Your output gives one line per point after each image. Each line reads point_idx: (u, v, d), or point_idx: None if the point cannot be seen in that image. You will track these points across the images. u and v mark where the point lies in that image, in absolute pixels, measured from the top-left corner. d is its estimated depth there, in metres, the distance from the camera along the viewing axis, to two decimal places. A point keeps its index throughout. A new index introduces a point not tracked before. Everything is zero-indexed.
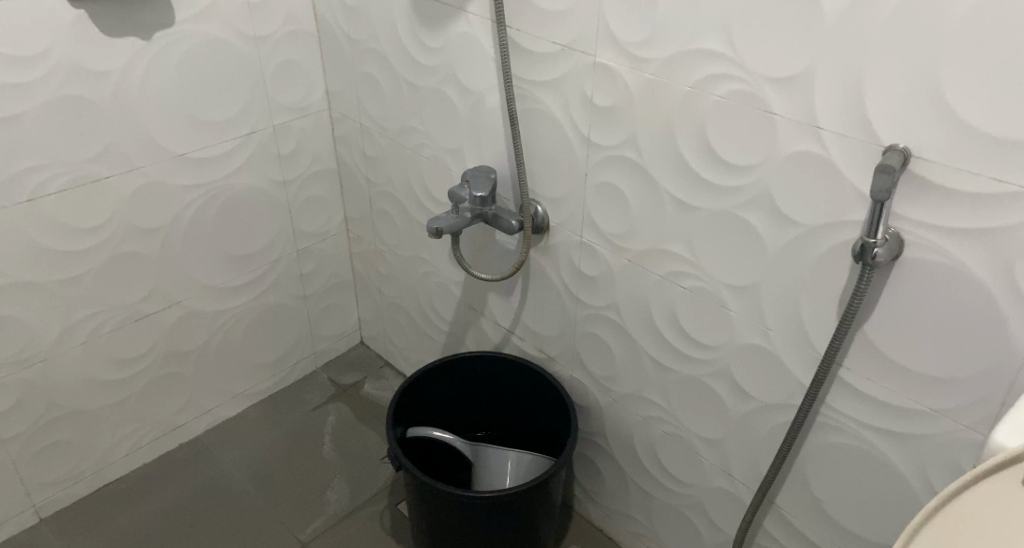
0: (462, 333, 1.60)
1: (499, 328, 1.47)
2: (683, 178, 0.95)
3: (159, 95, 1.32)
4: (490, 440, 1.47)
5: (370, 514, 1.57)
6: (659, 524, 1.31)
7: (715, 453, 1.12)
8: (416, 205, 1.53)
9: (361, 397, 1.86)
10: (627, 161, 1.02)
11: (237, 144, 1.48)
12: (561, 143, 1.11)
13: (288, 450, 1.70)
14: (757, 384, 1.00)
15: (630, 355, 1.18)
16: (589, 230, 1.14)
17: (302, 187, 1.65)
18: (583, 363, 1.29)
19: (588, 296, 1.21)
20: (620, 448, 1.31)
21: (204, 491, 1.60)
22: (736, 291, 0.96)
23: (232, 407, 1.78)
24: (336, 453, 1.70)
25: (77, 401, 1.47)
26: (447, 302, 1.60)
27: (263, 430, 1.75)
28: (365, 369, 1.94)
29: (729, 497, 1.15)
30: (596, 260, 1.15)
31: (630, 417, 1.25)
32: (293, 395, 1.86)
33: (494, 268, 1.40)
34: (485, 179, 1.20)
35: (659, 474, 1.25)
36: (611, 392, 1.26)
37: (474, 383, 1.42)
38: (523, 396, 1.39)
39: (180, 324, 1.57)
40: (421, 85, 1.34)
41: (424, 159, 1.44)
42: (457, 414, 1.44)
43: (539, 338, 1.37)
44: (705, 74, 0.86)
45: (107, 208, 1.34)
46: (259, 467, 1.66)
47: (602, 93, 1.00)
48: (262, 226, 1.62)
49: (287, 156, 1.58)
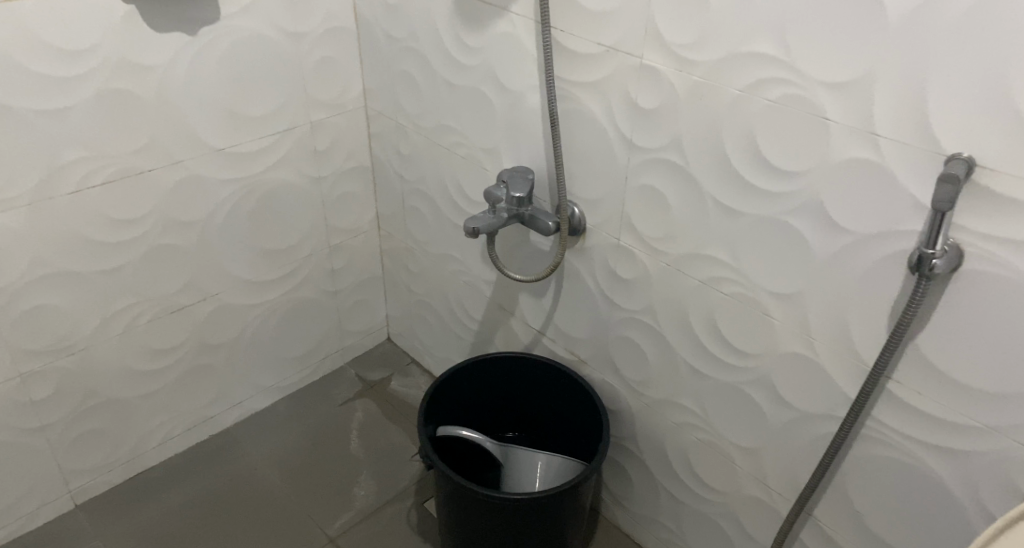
0: (491, 333, 1.60)
1: (529, 329, 1.47)
2: (730, 183, 0.94)
3: (201, 89, 1.33)
4: (520, 441, 1.46)
5: (396, 511, 1.57)
6: (689, 531, 1.29)
7: (750, 462, 1.11)
8: (450, 204, 1.53)
9: (388, 394, 1.86)
10: (670, 164, 1.01)
11: (274, 140, 1.49)
12: (601, 144, 1.10)
13: (316, 445, 1.71)
14: (795, 394, 0.98)
15: (665, 360, 1.17)
16: (627, 233, 1.13)
17: (336, 184, 1.66)
18: (616, 366, 1.28)
19: (623, 299, 1.20)
20: (651, 453, 1.30)
21: (234, 483, 1.61)
22: (779, 299, 0.95)
23: (260, 400, 1.79)
24: (364, 449, 1.71)
25: (113, 390, 1.49)
26: (476, 301, 1.59)
27: (291, 424, 1.76)
28: (391, 366, 1.94)
29: (763, 507, 1.13)
30: (634, 263, 1.14)
31: (663, 423, 1.24)
32: (320, 390, 1.87)
33: (526, 269, 1.39)
34: (523, 180, 1.20)
35: (691, 480, 1.23)
36: (643, 396, 1.25)
37: (505, 383, 1.41)
38: (554, 398, 1.38)
39: (214, 316, 1.58)
40: (458, 84, 1.34)
41: (458, 157, 1.44)
42: (487, 414, 1.44)
43: (570, 340, 1.36)
44: (757, 77, 0.85)
45: (148, 201, 1.35)
46: (287, 461, 1.67)
47: (648, 95, 0.99)
48: (296, 221, 1.63)
49: (322, 153, 1.59)
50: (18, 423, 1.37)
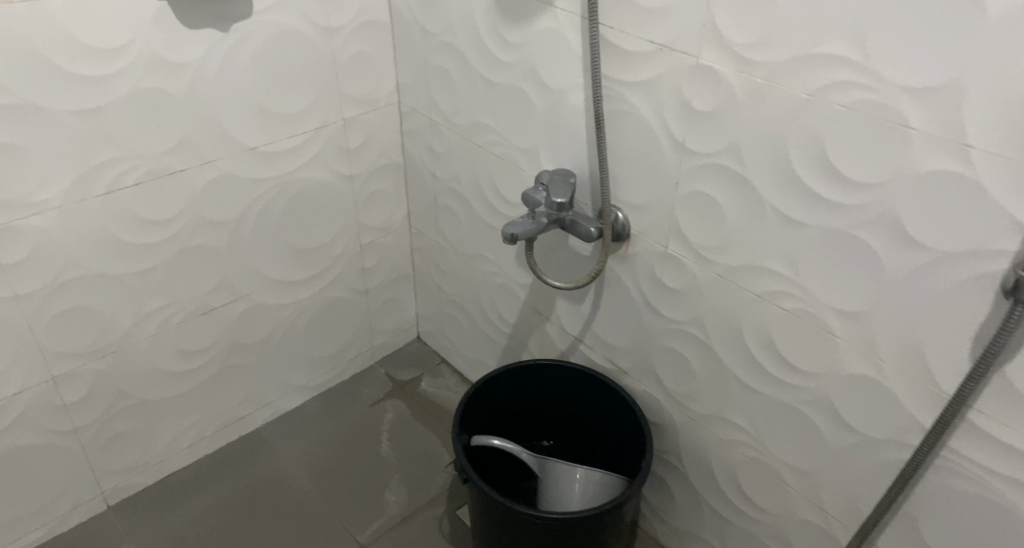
0: (525, 337, 1.55)
1: (565, 335, 1.41)
2: (794, 193, 0.88)
3: (234, 86, 1.29)
4: (556, 450, 1.41)
5: (428, 518, 1.54)
6: None
7: (803, 484, 1.05)
8: (484, 204, 1.48)
9: (418, 395, 1.82)
10: (726, 170, 0.95)
11: (306, 138, 1.45)
12: (650, 148, 1.04)
13: (346, 447, 1.68)
14: (858, 416, 0.92)
15: (713, 374, 1.12)
16: (675, 241, 1.07)
17: (368, 182, 1.62)
18: (658, 378, 1.23)
19: (668, 310, 1.14)
20: (695, 468, 1.24)
21: (265, 486, 1.59)
22: (843, 316, 0.89)
23: (288, 401, 1.76)
24: (394, 453, 1.67)
25: (145, 392, 1.47)
26: (510, 304, 1.54)
27: (322, 426, 1.74)
28: (421, 365, 1.91)
29: (817, 532, 1.07)
30: (681, 272, 1.09)
31: (708, 438, 1.18)
32: (351, 390, 1.83)
33: (561, 276, 1.33)
34: (564, 185, 1.13)
35: (738, 499, 1.18)
36: (688, 410, 1.20)
37: (542, 391, 1.36)
38: (594, 409, 1.33)
39: (245, 316, 1.55)
40: (495, 81, 1.29)
41: (494, 156, 1.38)
42: (522, 421, 1.40)
43: (609, 349, 1.31)
44: (827, 80, 0.79)
45: (180, 201, 1.32)
46: (318, 463, 1.64)
47: (702, 97, 0.93)
48: (327, 220, 1.59)
49: (354, 150, 1.55)
50: (51, 425, 1.36)
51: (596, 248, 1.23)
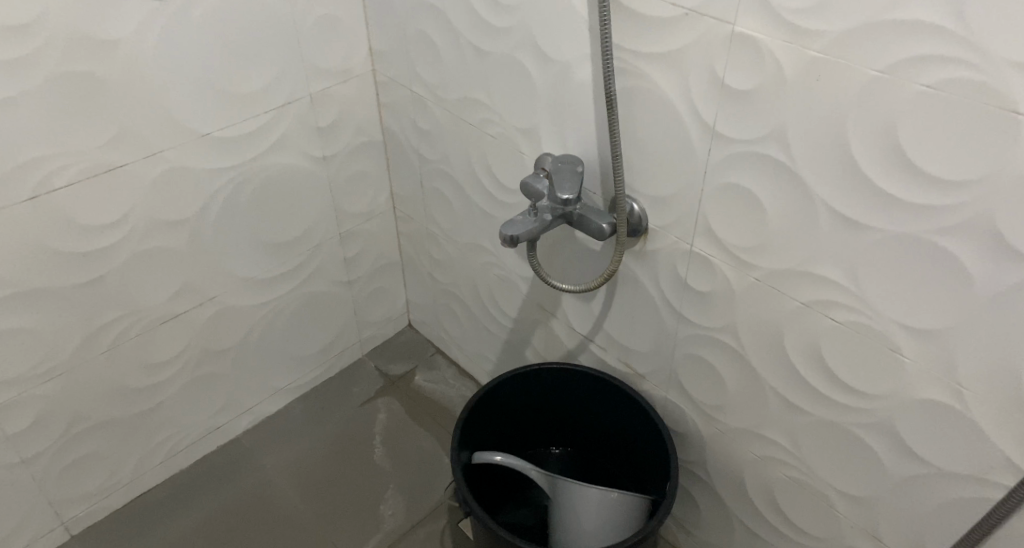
0: (528, 331, 1.36)
1: (574, 334, 1.23)
2: (855, 191, 0.73)
3: (181, 65, 1.11)
4: (566, 458, 1.28)
5: (428, 533, 1.41)
6: None
7: (857, 510, 0.93)
8: (477, 188, 1.31)
9: (413, 391, 1.66)
10: (767, 161, 0.80)
11: (271, 119, 1.27)
12: (672, 133, 0.88)
13: (336, 455, 1.54)
14: (928, 445, 0.79)
15: (747, 387, 0.98)
16: (703, 239, 0.92)
17: (345, 163, 1.45)
18: (682, 387, 1.09)
19: (696, 315, 0.99)
20: (724, 483, 1.12)
21: (250, 502, 1.46)
22: (914, 334, 0.75)
23: (269, 404, 1.61)
24: (389, 460, 1.52)
25: (105, 412, 1.32)
26: (510, 296, 1.36)
27: (308, 431, 1.59)
28: (414, 357, 1.74)
29: None
30: (713, 274, 0.94)
31: (743, 453, 1.05)
32: (339, 388, 1.68)
33: (568, 274, 1.17)
34: (570, 174, 0.96)
35: (775, 519, 1.06)
36: (717, 423, 1.07)
37: (550, 396, 1.23)
38: (609, 415, 1.20)
39: (215, 320, 1.39)
40: (486, 48, 1.11)
41: (487, 136, 1.22)
42: (529, 429, 1.27)
43: (625, 351, 1.15)
44: (907, 54, 0.64)
45: (126, 201, 1.15)
46: (306, 474, 1.50)
47: (740, 73, 0.77)
48: (301, 211, 1.42)
49: (327, 130, 1.37)
50: None
51: (607, 246, 1.06)
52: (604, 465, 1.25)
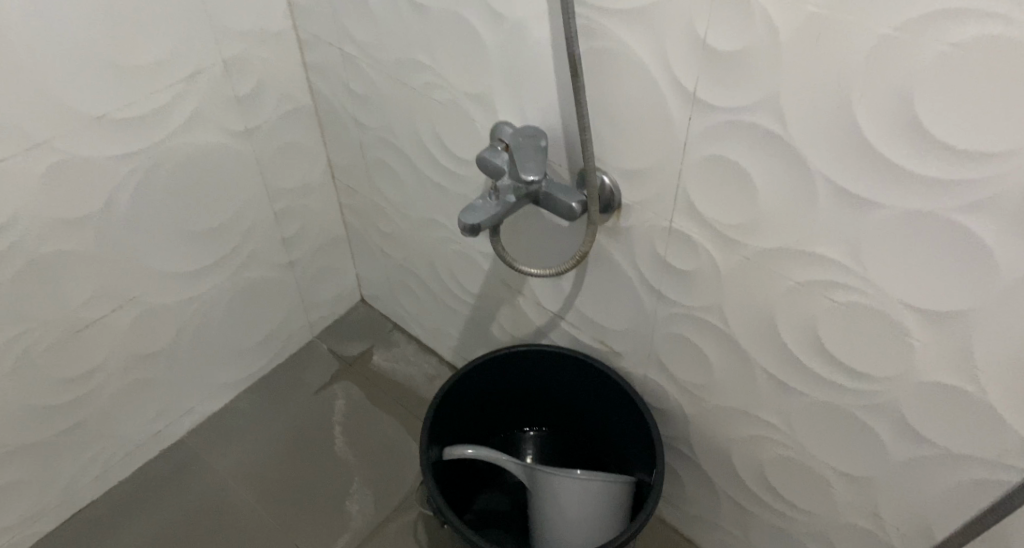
0: (491, 309, 1.25)
1: (544, 314, 1.14)
2: (861, 163, 0.65)
3: (59, 38, 0.94)
4: (543, 439, 1.22)
5: (401, 527, 1.30)
6: (759, 541, 1.10)
7: (854, 489, 0.89)
8: (427, 159, 1.17)
9: (371, 372, 1.53)
10: (757, 131, 0.71)
11: (179, 93, 1.10)
12: (648, 101, 0.78)
13: (292, 449, 1.42)
14: (937, 427, 0.75)
15: (735, 367, 0.92)
16: (684, 216, 0.84)
17: (273, 134, 1.27)
18: (663, 366, 1.03)
19: (676, 294, 0.92)
20: (711, 460, 1.07)
21: (201, 510, 1.34)
22: (925, 316, 0.70)
23: (213, 401, 1.48)
24: (352, 450, 1.41)
25: (21, 435, 1.18)
26: (470, 273, 1.24)
27: (261, 425, 1.46)
28: (371, 336, 1.60)
29: (869, 536, 0.92)
30: (696, 253, 0.86)
31: (729, 432, 1.00)
32: (290, 376, 1.54)
33: (535, 256, 1.06)
34: (533, 152, 0.85)
35: (766, 495, 1.02)
36: (702, 402, 1.01)
37: (521, 379, 1.15)
38: (586, 396, 1.13)
39: (139, 321, 1.25)
40: (424, 3, 0.96)
41: (432, 102, 1.07)
42: (502, 414, 1.19)
43: (600, 330, 1.07)
44: (929, 8, 0.55)
45: (11, 202, 1.00)
46: (261, 474, 1.39)
47: (727, 33, 0.67)
48: (227, 193, 1.26)
49: (247, 100, 1.20)
50: None
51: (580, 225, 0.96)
52: (586, 446, 1.19)
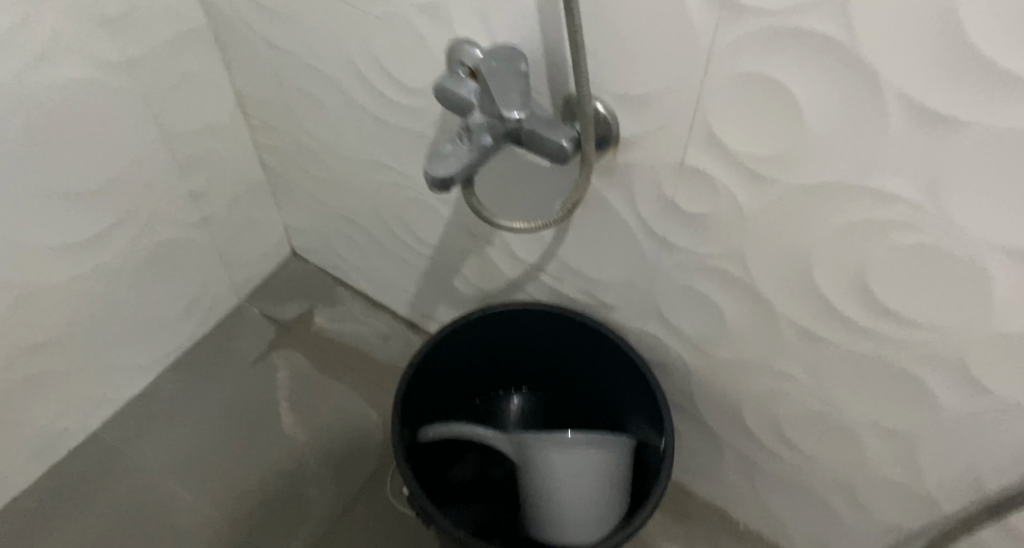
0: (454, 260, 1.09)
1: (518, 264, 0.99)
2: (960, 74, 0.51)
3: None
4: (527, 402, 1.08)
5: (368, 508, 1.16)
6: (767, 491, 1.02)
7: (889, 441, 0.80)
8: (363, 88, 0.94)
9: (315, 335, 1.35)
10: (815, 40, 0.55)
11: (24, 16, 0.83)
12: (664, 6, 0.60)
13: (232, 433, 1.23)
14: (1007, 380, 0.65)
15: (754, 318, 0.80)
16: (702, 149, 0.69)
17: (160, 65, 1.01)
18: (665, 318, 0.89)
19: (684, 239, 0.78)
20: (717, 412, 0.96)
21: (129, 514, 1.15)
22: (1013, 259, 0.58)
23: (129, 384, 1.26)
24: (303, 428, 1.24)
25: None
26: (426, 220, 1.06)
27: (191, 407, 1.26)
28: (310, 294, 1.40)
29: (900, 487, 0.84)
30: (713, 192, 0.72)
31: (741, 385, 0.89)
32: (219, 348, 1.34)
33: (507, 203, 0.89)
34: (511, 76, 0.68)
35: (780, 447, 0.93)
36: (710, 355, 0.89)
37: (499, 341, 1.00)
38: (573, 353, 1.00)
39: (18, 308, 1.02)
40: None
41: (364, 16, 0.84)
42: (479, 379, 1.05)
43: (587, 282, 0.93)
44: None
45: None
46: (198, 464, 1.20)
47: None
48: (111, 142, 1.01)
49: (121, 23, 0.93)
50: None
51: (570, 170, 0.78)
52: (575, 405, 1.06)
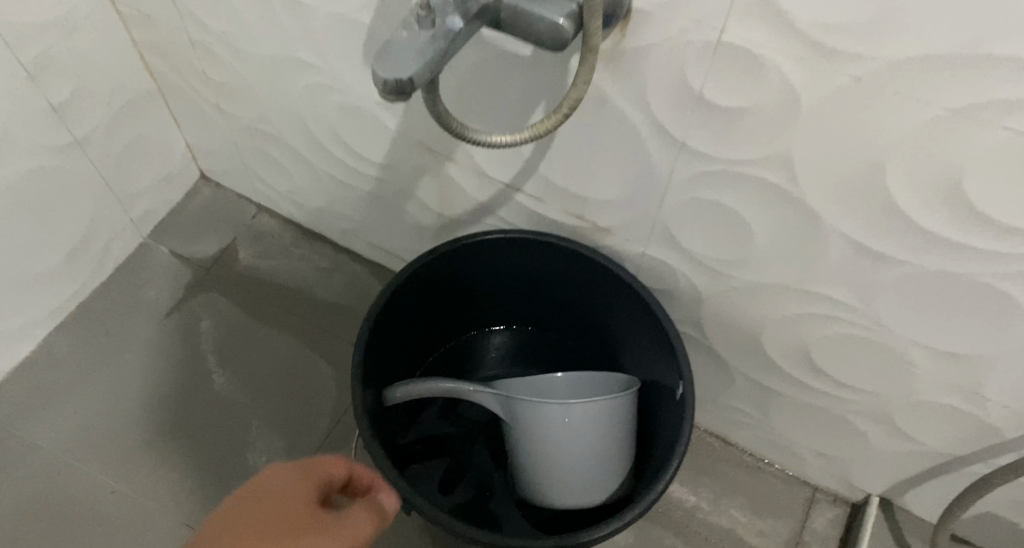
0: (404, 179, 0.89)
1: (486, 180, 0.81)
2: None
3: None
4: (511, 337, 0.96)
5: None
6: (781, 420, 0.90)
7: (949, 368, 0.68)
8: None
9: (240, 276, 1.14)
10: None
11: None
12: None
13: (153, 397, 1.04)
14: None
15: (793, 235, 0.64)
16: (753, 20, 0.49)
17: None
18: (674, 238, 0.73)
19: (709, 143, 0.61)
20: (729, 341, 0.83)
21: (35, 506, 0.96)
22: None
23: (8, 353, 1.03)
24: (239, 386, 1.05)
25: None
26: (365, 131, 0.84)
27: (97, 371, 1.05)
28: (229, 225, 1.18)
29: (951, 415, 0.73)
30: (760, 78, 0.53)
31: (765, 312, 0.75)
32: (124, 296, 1.11)
33: (475, 108, 0.69)
34: None
35: (805, 377, 0.80)
36: (729, 279, 0.74)
37: (476, 274, 0.86)
38: (563, 286, 0.85)
39: None
40: None
41: None
42: (455, 317, 0.92)
43: (577, 200, 0.75)
44: None
45: None
46: (114, 438, 1.01)
47: None
48: None
49: None
50: None
51: (559, 58, 0.59)
52: (565, 339, 0.94)
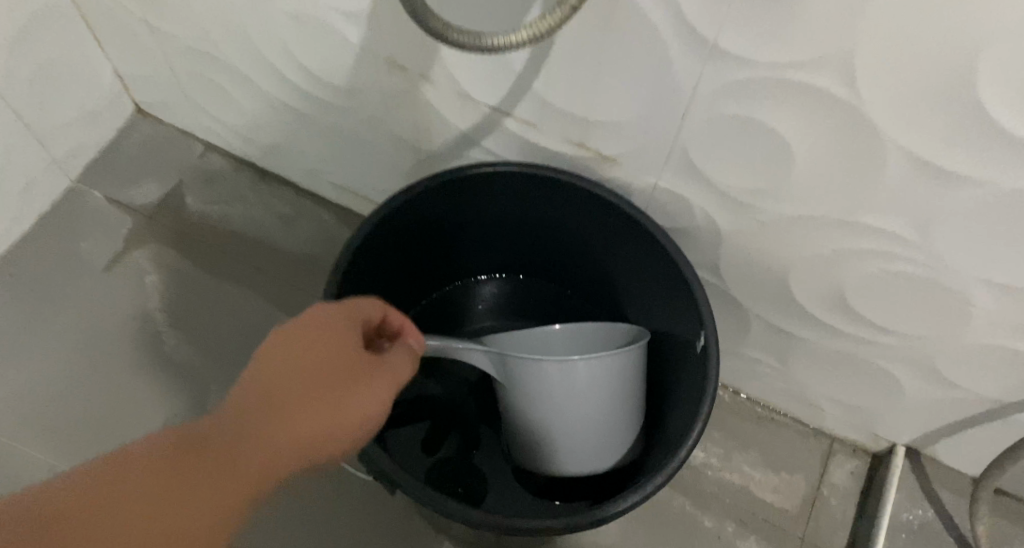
0: (371, 105, 0.77)
1: (469, 103, 0.69)
2: None
3: None
4: (500, 285, 0.86)
5: None
6: (801, 369, 0.82)
7: (1012, 308, 0.59)
8: None
9: (188, 224, 1.01)
10: None
11: None
12: None
13: (94, 363, 0.92)
14: None
15: (840, 155, 0.54)
16: None
17: None
18: (693, 165, 0.62)
19: (745, 43, 0.50)
20: (750, 283, 0.73)
21: None
22: None
23: None
24: (194, 347, 0.93)
25: None
26: (322, 48, 0.72)
27: (28, 335, 0.93)
28: (173, 167, 1.04)
29: (1005, 360, 0.64)
30: None
31: (796, 249, 0.65)
32: (55, 249, 0.98)
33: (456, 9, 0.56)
34: None
35: (836, 321, 0.71)
36: (755, 212, 0.64)
37: (460, 215, 0.74)
38: (561, 225, 0.74)
39: None
40: None
41: None
42: (437, 264, 0.81)
43: (577, 123, 0.64)
44: None
45: None
46: (53, 409, 0.89)
47: None
48: None
49: None
50: None
51: None
52: (561, 286, 0.84)
